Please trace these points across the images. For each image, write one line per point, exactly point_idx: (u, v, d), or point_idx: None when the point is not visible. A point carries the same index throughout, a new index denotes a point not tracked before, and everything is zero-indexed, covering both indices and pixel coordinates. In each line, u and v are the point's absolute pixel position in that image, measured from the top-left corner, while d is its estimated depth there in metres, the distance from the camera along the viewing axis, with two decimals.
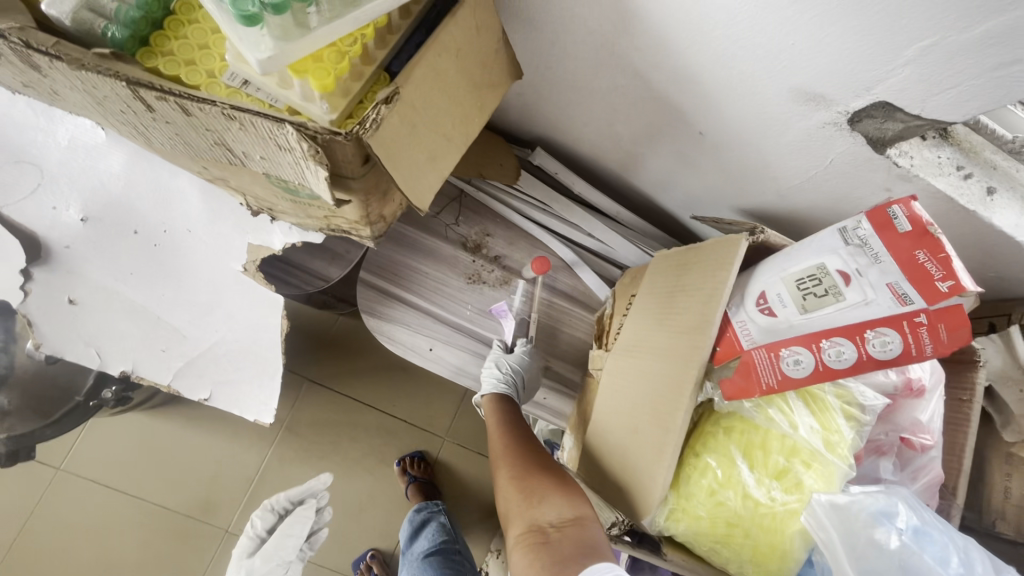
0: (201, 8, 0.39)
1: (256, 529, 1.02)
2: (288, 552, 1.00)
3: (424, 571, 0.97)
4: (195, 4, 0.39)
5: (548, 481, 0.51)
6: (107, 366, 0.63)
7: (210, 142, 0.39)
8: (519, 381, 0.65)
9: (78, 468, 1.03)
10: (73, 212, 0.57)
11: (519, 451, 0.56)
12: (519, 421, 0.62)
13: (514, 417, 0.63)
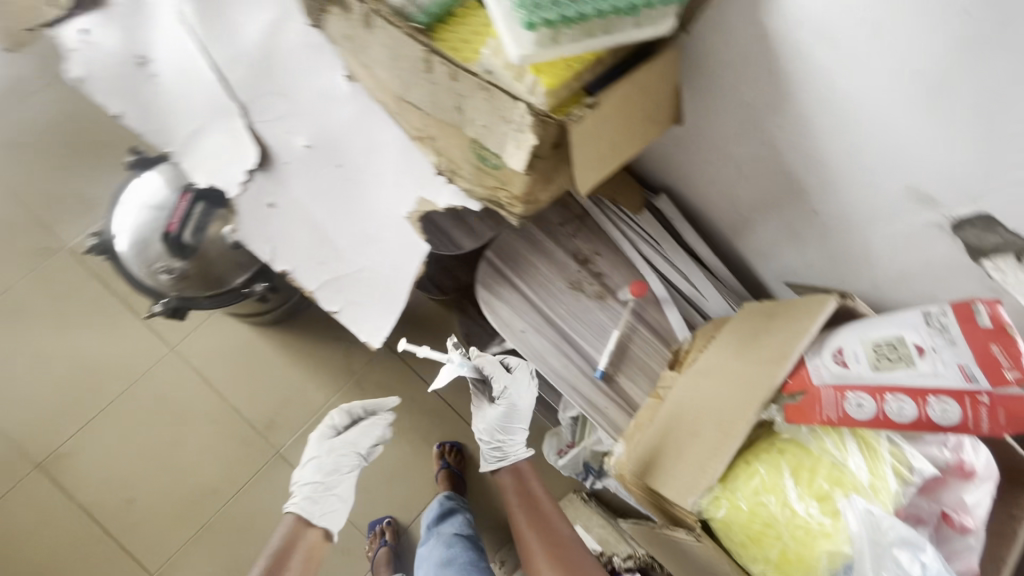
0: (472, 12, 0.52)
1: (332, 423, 0.98)
2: (362, 440, 0.96)
3: (451, 544, 1.04)
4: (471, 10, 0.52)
5: (564, 551, 0.83)
6: (275, 261, 0.79)
7: (452, 105, 0.53)
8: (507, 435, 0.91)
9: (183, 355, 1.19)
10: (301, 138, 0.75)
11: (538, 524, 0.88)
12: (529, 492, 0.93)
13: (525, 490, 0.93)
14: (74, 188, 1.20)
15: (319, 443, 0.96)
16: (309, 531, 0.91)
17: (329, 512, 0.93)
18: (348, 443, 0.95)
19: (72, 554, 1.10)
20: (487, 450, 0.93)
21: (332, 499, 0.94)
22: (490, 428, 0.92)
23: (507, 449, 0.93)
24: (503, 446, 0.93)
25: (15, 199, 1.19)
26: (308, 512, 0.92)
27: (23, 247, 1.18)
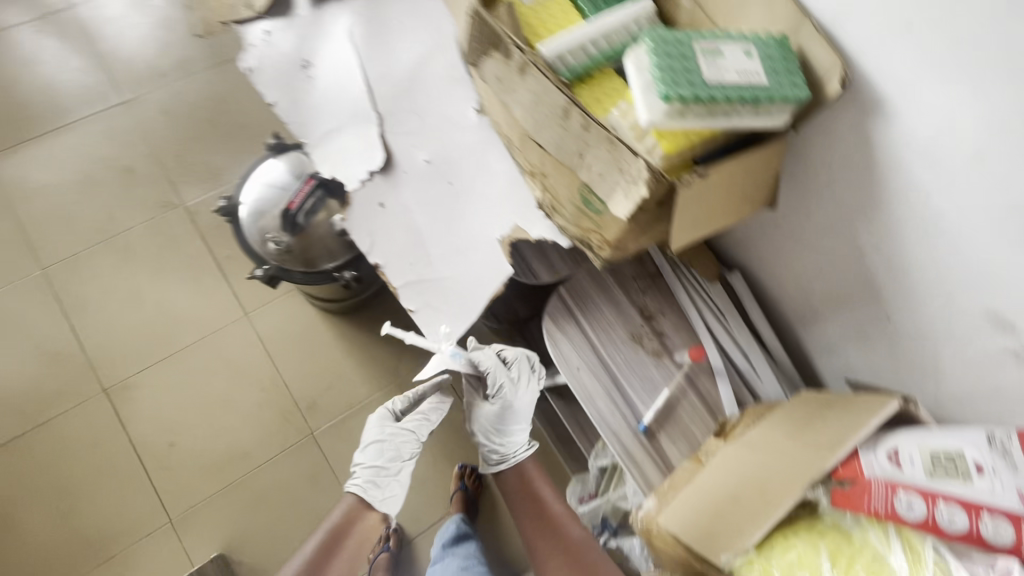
0: (605, 76, 0.62)
1: (392, 408, 1.06)
2: (422, 428, 1.05)
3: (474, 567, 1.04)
4: (604, 74, 0.62)
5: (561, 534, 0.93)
6: (372, 252, 0.88)
7: (574, 151, 0.60)
8: (505, 437, 1.00)
9: (254, 322, 1.28)
10: (424, 154, 0.85)
11: (536, 511, 0.97)
12: (529, 485, 1.02)
13: (525, 483, 1.02)
14: (206, 158, 1.37)
15: (381, 427, 1.03)
16: (367, 515, 1.01)
17: (388, 497, 1.01)
18: (410, 431, 1.04)
19: (107, 482, 1.16)
20: (489, 453, 1.03)
21: (390, 483, 1.02)
22: (488, 431, 1.01)
23: (502, 450, 1.02)
24: (506, 451, 1.02)
25: (155, 156, 1.36)
26: (370, 497, 1.00)
27: (149, 197, 1.33)
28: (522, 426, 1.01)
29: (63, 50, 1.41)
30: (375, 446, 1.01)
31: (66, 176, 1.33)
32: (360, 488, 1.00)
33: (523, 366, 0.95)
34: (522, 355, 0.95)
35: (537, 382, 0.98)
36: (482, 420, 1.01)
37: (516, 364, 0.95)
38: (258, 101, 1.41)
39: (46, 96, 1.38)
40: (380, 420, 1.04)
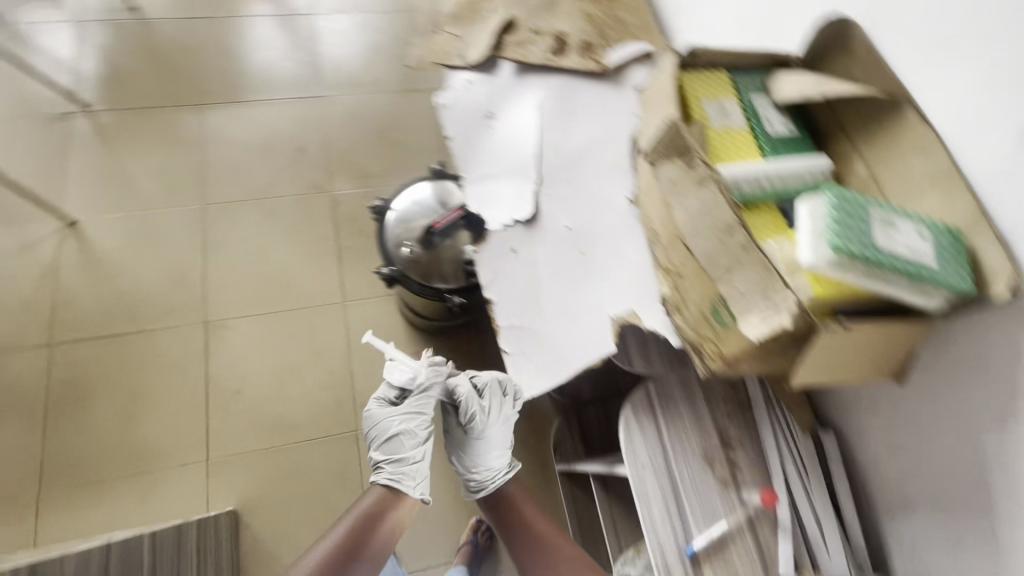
0: (769, 207, 0.67)
1: (383, 399, 0.99)
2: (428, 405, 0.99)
3: None
4: (769, 205, 0.68)
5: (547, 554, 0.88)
6: (489, 288, 0.95)
7: (723, 266, 0.64)
8: (481, 462, 1.00)
9: (347, 312, 1.37)
10: (567, 220, 0.93)
11: (519, 528, 0.93)
12: (510, 504, 0.98)
13: (506, 498, 0.98)
14: (362, 162, 1.55)
15: (382, 417, 0.96)
16: (400, 505, 0.91)
17: (422, 482, 0.95)
18: (421, 415, 0.97)
19: (168, 403, 1.23)
20: (467, 481, 1.01)
21: (418, 471, 0.96)
22: (465, 458, 1.01)
23: (478, 479, 1.00)
24: (485, 479, 1.00)
25: (325, 146, 1.55)
26: (405, 486, 0.92)
27: (306, 177, 1.50)
28: (497, 452, 1.01)
29: (287, 42, 1.67)
30: (391, 440, 0.94)
31: (248, 138, 1.52)
32: (388, 479, 0.92)
33: (495, 394, 0.96)
34: (494, 381, 0.96)
35: (510, 407, 1.00)
36: (456, 442, 1.01)
37: (488, 393, 0.96)
38: (421, 132, 1.60)
39: (260, 72, 1.61)
40: (377, 412, 0.98)
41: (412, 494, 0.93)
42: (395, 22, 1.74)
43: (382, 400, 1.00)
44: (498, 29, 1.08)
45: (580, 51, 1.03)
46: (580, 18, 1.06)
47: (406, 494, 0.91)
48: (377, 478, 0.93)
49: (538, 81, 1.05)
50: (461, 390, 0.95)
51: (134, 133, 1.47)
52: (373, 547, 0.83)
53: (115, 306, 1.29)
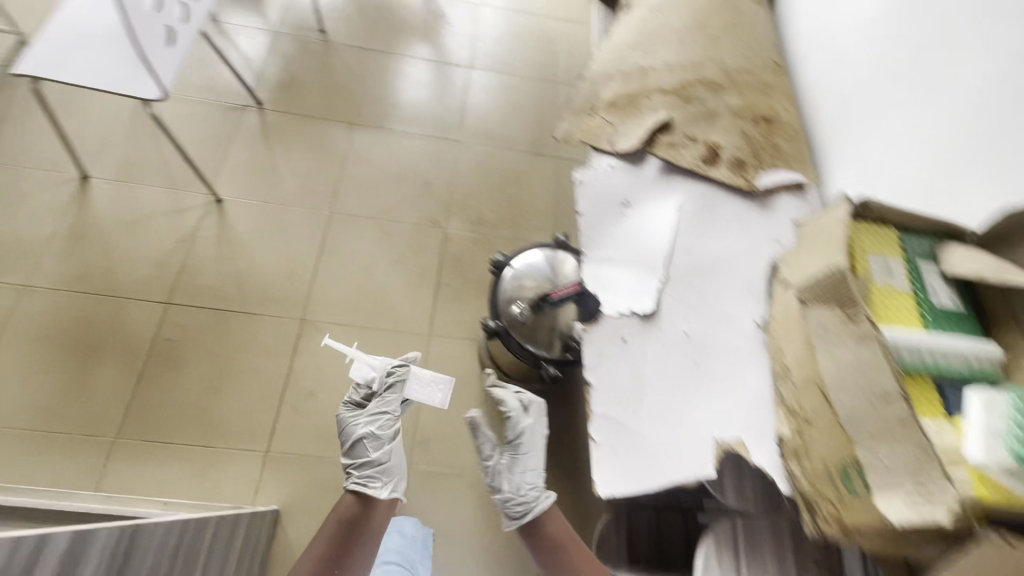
0: (932, 383, 0.64)
1: (350, 401, 1.11)
2: (394, 406, 1.08)
3: None
4: (932, 380, 0.64)
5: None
6: (589, 369, 0.93)
7: (868, 431, 0.61)
8: (523, 478, 0.93)
9: (429, 346, 1.41)
10: (686, 327, 0.92)
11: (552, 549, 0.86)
12: (546, 525, 0.88)
13: (542, 517, 0.89)
14: (479, 207, 1.62)
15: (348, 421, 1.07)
16: (378, 509, 0.95)
17: (392, 481, 0.99)
18: (384, 416, 1.06)
19: (246, 386, 1.29)
20: (513, 504, 0.90)
21: (389, 472, 1.00)
22: (506, 479, 0.93)
23: (523, 495, 0.91)
24: (528, 500, 0.90)
25: (449, 186, 1.64)
26: (371, 484, 0.97)
27: (425, 209, 1.58)
28: (537, 473, 0.95)
29: (440, 86, 1.81)
30: (354, 444, 1.02)
31: (385, 162, 1.64)
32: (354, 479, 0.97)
33: (538, 409, 0.99)
34: (537, 399, 1.01)
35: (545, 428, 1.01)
36: (498, 460, 0.95)
37: (532, 408, 0.99)
38: (540, 194, 1.67)
39: (410, 106, 1.75)
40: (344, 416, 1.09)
41: (379, 495, 0.96)
42: (539, 90, 1.87)
43: (351, 407, 1.12)
44: (654, 127, 1.12)
45: (731, 166, 1.05)
46: (737, 135, 1.08)
47: (371, 496, 0.95)
48: (349, 482, 0.98)
49: (683, 184, 1.07)
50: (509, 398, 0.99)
51: (290, 135, 1.62)
52: (356, 549, 0.88)
53: (230, 283, 1.39)
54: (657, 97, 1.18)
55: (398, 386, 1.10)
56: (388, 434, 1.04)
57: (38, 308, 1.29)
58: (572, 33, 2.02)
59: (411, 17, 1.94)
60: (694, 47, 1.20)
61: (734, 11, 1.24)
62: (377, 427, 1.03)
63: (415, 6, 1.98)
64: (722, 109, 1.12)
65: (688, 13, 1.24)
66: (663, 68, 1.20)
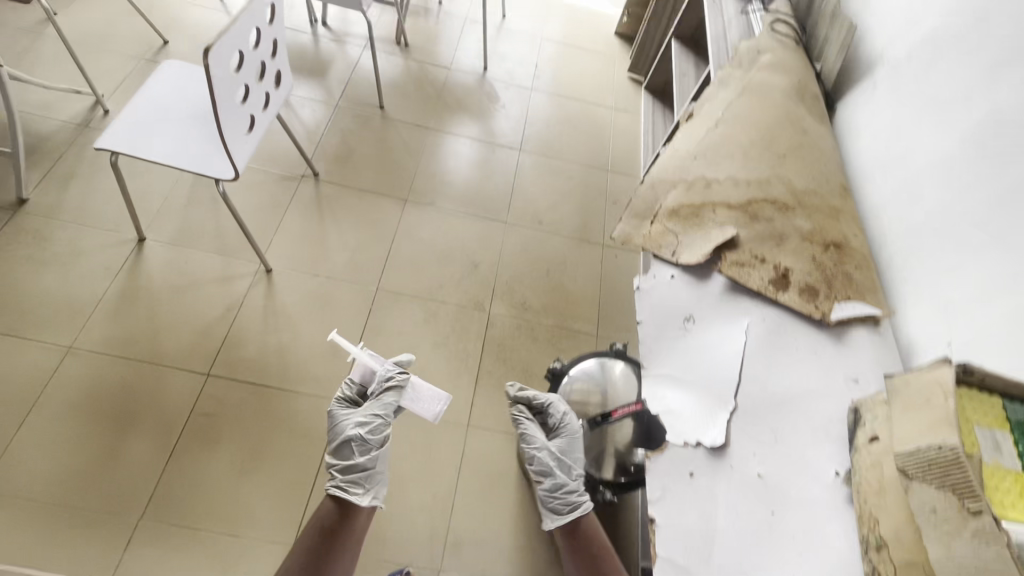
0: None
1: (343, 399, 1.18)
2: (386, 413, 1.13)
3: None
4: None
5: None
6: (655, 502, 0.87)
7: None
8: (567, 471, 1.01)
9: (466, 437, 1.36)
10: (761, 468, 0.87)
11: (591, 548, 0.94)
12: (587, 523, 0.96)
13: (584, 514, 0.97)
14: (523, 292, 1.61)
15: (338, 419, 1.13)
16: (358, 513, 1.05)
17: (373, 489, 1.06)
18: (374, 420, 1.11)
19: (278, 469, 1.24)
20: (561, 494, 0.96)
21: (371, 479, 1.06)
22: (556, 474, 0.99)
23: (574, 489, 0.98)
24: (572, 493, 0.97)
25: (495, 267, 1.63)
26: (352, 492, 1.03)
27: (470, 290, 1.57)
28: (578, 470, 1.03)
29: (490, 166, 1.85)
30: (342, 445, 1.08)
31: (433, 240, 1.64)
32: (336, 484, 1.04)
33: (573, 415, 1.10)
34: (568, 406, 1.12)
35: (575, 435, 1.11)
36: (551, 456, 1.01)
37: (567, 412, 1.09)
38: (585, 282, 1.66)
39: (460, 185, 1.78)
40: (336, 413, 1.15)
41: (360, 502, 1.04)
42: (586, 177, 1.90)
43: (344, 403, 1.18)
44: (720, 243, 1.11)
45: (802, 292, 1.03)
46: (806, 259, 1.07)
47: (353, 504, 1.02)
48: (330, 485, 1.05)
49: (751, 307, 1.05)
50: (550, 398, 1.09)
51: (342, 208, 1.64)
52: (339, 552, 0.98)
53: (271, 357, 1.37)
54: (721, 211, 1.18)
55: (394, 391, 1.16)
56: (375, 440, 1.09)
57: (78, 371, 1.27)
58: (620, 121, 2.08)
59: (465, 98, 2.01)
60: (759, 163, 1.21)
61: (799, 131, 1.26)
62: (365, 433, 1.07)
63: (469, 87, 2.05)
64: (790, 232, 1.11)
65: (752, 129, 1.26)
66: (728, 182, 1.21)
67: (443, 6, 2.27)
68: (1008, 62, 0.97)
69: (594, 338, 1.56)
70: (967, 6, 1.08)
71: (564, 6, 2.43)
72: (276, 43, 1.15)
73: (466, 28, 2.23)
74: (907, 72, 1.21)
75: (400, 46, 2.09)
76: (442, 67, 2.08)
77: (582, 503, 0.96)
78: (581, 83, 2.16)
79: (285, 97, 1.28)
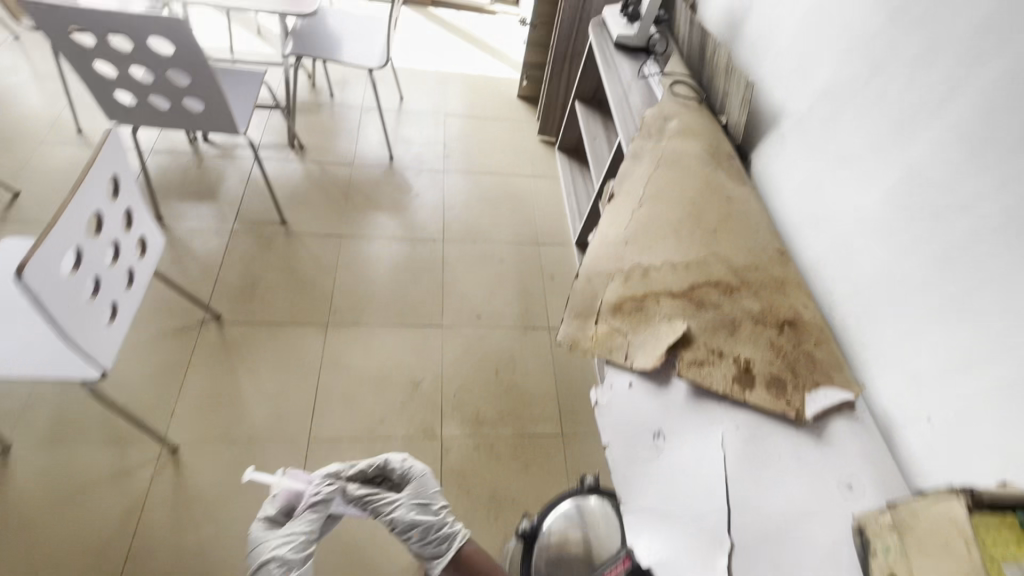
0: None
1: (263, 516, 0.98)
2: (314, 526, 0.94)
3: None
4: None
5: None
6: None
7: None
8: (428, 509, 1.00)
9: None
10: None
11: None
12: (468, 556, 0.99)
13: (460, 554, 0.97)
14: (475, 403, 1.46)
15: (254, 541, 0.92)
16: None
17: None
18: (298, 537, 0.91)
19: None
20: (432, 536, 0.97)
21: None
22: (419, 521, 0.98)
23: (442, 526, 0.98)
24: (441, 525, 0.98)
25: (439, 381, 1.48)
26: None
27: (416, 416, 1.41)
28: (440, 503, 1.03)
29: (415, 265, 1.71)
30: (258, 571, 0.87)
31: (364, 365, 1.48)
32: None
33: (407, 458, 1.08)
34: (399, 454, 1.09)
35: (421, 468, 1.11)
36: (407, 507, 0.99)
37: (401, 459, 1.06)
38: (537, 375, 1.54)
39: (384, 293, 1.63)
40: (256, 534, 0.94)
41: None
42: (518, 256, 1.80)
43: (263, 522, 0.97)
44: (672, 342, 1.03)
45: (770, 387, 0.95)
46: (764, 346, 1.00)
47: None
48: None
49: (720, 411, 0.96)
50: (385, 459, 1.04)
51: (255, 350, 1.45)
52: None
53: (189, 562, 1.13)
54: (665, 301, 1.10)
55: (328, 499, 0.97)
56: (301, 558, 0.89)
57: None
58: (540, 188, 2.01)
59: (375, 194, 1.88)
60: (693, 242, 1.14)
61: (723, 198, 1.21)
62: (288, 553, 0.88)
63: (378, 181, 1.92)
64: (741, 315, 1.04)
65: (678, 205, 1.20)
66: (666, 268, 1.13)
67: (335, 98, 2.15)
68: (912, 117, 0.95)
69: (560, 439, 1.43)
70: (858, 59, 1.08)
71: (462, 77, 2.37)
72: (130, 212, 0.98)
73: (364, 118, 2.11)
74: (813, 124, 1.20)
75: (295, 149, 1.93)
76: (345, 164, 1.95)
77: (456, 533, 0.97)
78: (494, 156, 2.08)
79: (157, 262, 1.09)
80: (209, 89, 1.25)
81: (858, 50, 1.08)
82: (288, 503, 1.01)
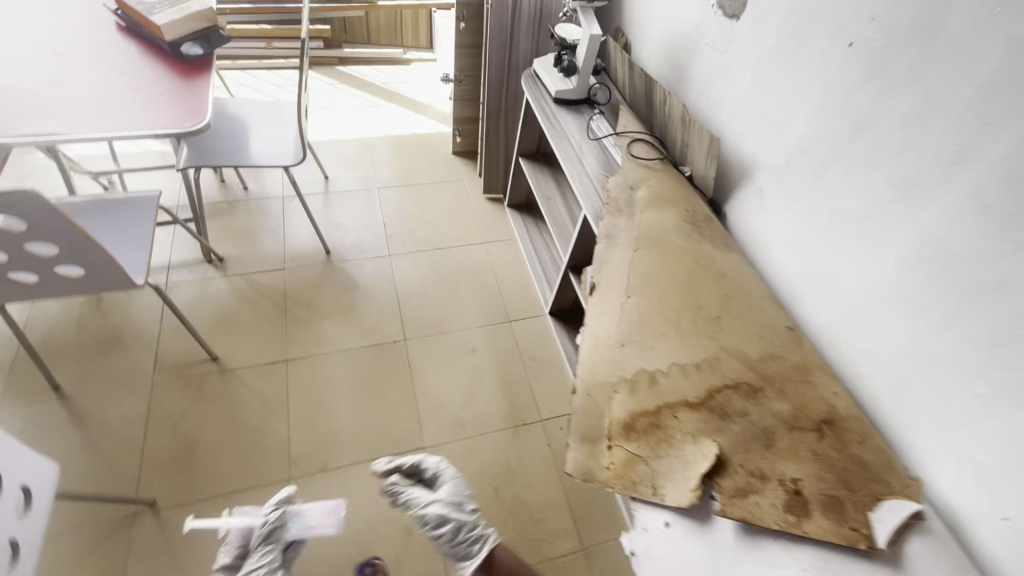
0: None
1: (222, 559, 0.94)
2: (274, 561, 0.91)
3: None
4: None
5: None
6: None
7: None
8: (459, 508, 1.00)
9: None
10: None
11: None
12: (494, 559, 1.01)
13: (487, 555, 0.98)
14: None
15: None
16: None
17: None
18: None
19: None
20: (464, 534, 0.97)
21: None
22: (452, 518, 0.98)
23: (473, 526, 0.98)
24: (470, 524, 0.99)
25: None
26: None
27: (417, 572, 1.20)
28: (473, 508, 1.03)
29: (378, 377, 1.50)
30: None
31: (343, 521, 1.25)
32: None
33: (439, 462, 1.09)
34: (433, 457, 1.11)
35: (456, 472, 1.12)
36: (443, 505, 0.99)
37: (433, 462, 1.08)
38: (543, 481, 1.37)
39: (349, 421, 1.41)
40: None
41: None
42: (491, 341, 1.62)
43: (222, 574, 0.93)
44: (707, 470, 0.89)
45: (828, 512, 0.82)
46: (807, 458, 0.88)
47: None
48: None
49: (780, 551, 0.83)
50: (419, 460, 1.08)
51: (205, 538, 1.19)
52: None
53: None
54: (683, 415, 0.96)
55: (280, 525, 0.94)
56: None
57: None
58: (498, 254, 1.85)
59: (318, 299, 1.64)
60: (697, 337, 1.02)
61: (716, 274, 1.09)
62: None
63: (317, 280, 1.69)
64: (772, 422, 0.92)
65: (670, 294, 1.07)
66: (675, 372, 1.00)
67: (250, 189, 1.90)
68: (916, 182, 0.86)
69: (583, 555, 1.27)
70: (834, 114, 0.99)
71: (389, 140, 2.17)
72: None
73: (288, 208, 1.87)
74: (794, 180, 1.10)
75: (213, 262, 1.67)
76: (276, 267, 1.70)
77: (486, 537, 0.98)
78: (442, 227, 1.90)
79: (48, 513, 0.88)
80: (81, 249, 0.99)
81: (833, 104, 0.98)
82: (242, 541, 0.96)
